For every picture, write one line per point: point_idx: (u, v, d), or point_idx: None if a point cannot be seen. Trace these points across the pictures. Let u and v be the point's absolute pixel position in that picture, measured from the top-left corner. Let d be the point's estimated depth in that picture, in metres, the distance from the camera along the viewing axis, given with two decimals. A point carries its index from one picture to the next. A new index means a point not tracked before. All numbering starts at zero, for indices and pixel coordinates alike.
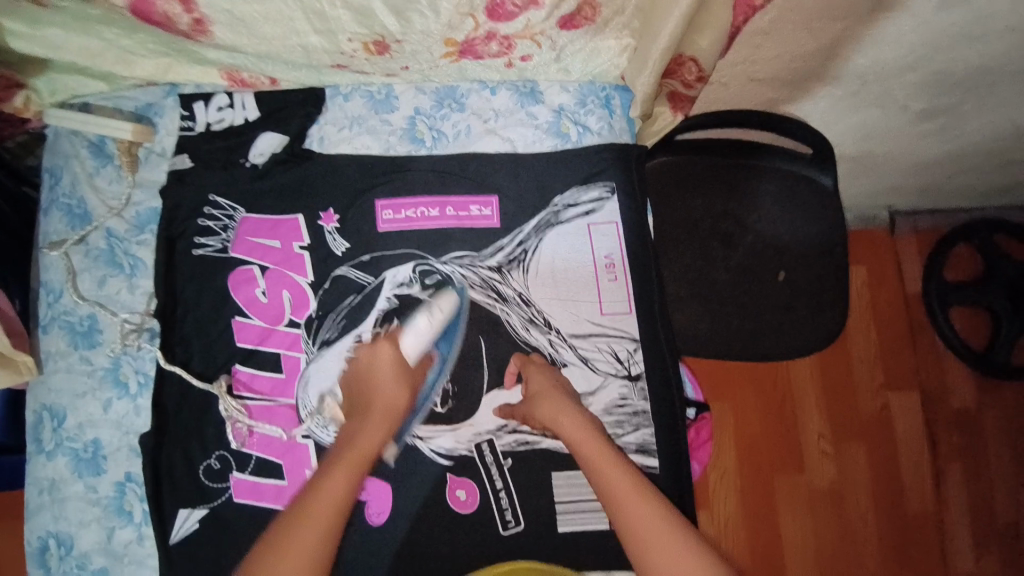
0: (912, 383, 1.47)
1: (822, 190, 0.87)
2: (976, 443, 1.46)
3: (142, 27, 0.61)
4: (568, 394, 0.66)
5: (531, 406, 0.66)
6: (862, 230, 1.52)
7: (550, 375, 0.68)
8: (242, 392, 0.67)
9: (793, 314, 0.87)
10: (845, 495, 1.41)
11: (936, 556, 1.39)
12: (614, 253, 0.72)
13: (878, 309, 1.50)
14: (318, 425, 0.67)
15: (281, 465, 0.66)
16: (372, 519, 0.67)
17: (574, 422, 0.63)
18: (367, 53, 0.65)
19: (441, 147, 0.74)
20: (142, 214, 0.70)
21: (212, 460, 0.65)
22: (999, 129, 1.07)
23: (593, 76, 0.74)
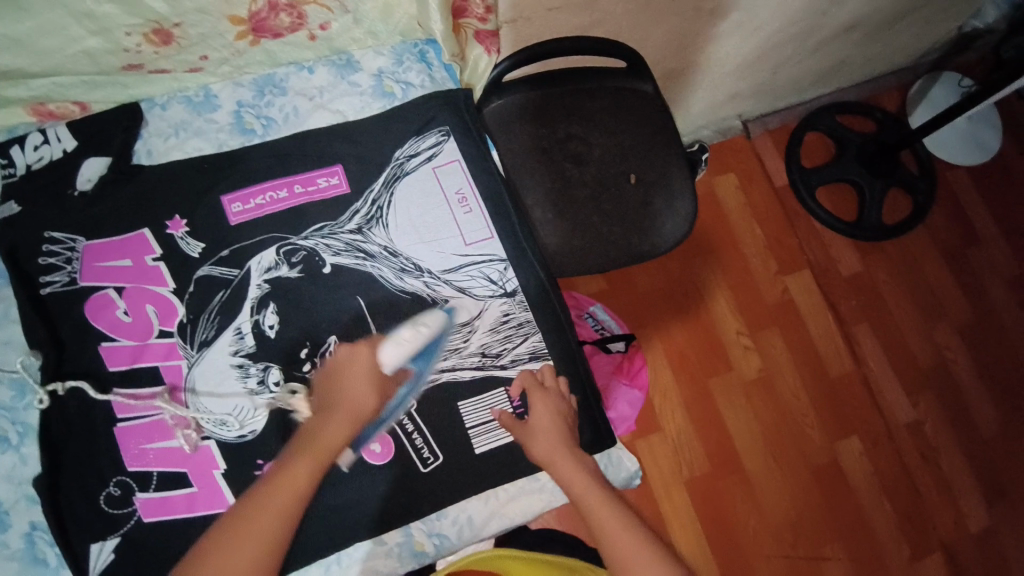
0: (802, 261, 1.61)
1: (646, 96, 0.97)
2: (871, 299, 1.61)
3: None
4: (567, 432, 0.67)
5: (531, 441, 0.65)
6: (722, 141, 1.65)
7: (553, 404, 0.68)
8: (125, 412, 0.65)
9: (653, 209, 0.94)
10: (776, 377, 1.51)
11: (867, 407, 1.52)
12: (463, 187, 0.77)
13: (755, 205, 1.63)
14: (219, 426, 0.66)
15: (187, 473, 0.64)
16: None
17: (573, 462, 0.64)
18: (155, 43, 0.68)
19: (274, 132, 0.75)
20: None
21: (113, 487, 0.63)
22: (787, 14, 1.21)
23: (401, 35, 0.80)
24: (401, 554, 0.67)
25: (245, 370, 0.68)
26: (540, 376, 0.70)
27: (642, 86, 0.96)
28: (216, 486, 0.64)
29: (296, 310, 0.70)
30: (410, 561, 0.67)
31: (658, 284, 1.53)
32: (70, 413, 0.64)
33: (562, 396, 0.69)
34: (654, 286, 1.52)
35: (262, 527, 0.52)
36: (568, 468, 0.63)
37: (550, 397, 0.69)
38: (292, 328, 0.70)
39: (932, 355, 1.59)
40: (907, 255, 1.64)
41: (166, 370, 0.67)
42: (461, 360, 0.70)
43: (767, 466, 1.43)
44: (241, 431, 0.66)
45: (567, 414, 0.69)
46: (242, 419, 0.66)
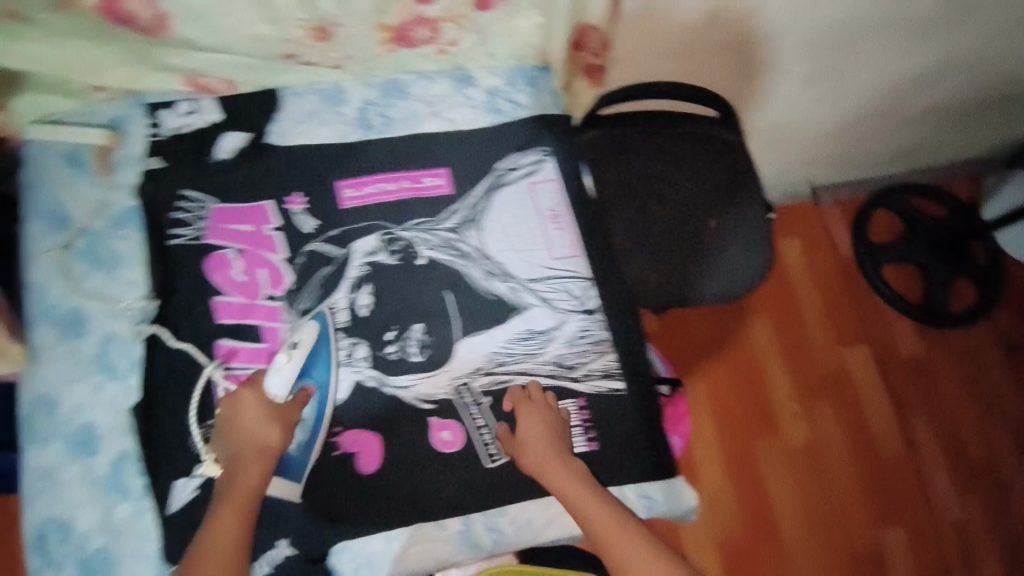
0: (862, 336, 1.57)
1: (732, 145, 1.00)
2: (932, 387, 1.55)
3: (108, 31, 0.70)
4: (558, 438, 0.69)
5: (521, 453, 0.68)
6: (790, 204, 1.66)
7: (539, 413, 0.70)
8: (225, 361, 0.71)
9: (730, 255, 0.96)
10: (823, 451, 1.45)
11: (918, 499, 1.44)
12: (557, 205, 0.81)
13: (819, 273, 1.61)
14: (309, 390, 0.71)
15: None
16: (362, 469, 0.69)
17: (567, 473, 0.67)
18: (313, 39, 0.77)
19: (392, 131, 0.82)
20: (119, 212, 0.74)
21: (205, 430, 0.68)
22: (875, 89, 1.24)
23: (518, 60, 0.86)
24: (459, 542, 0.67)
25: (336, 342, 0.73)
26: (528, 389, 0.72)
27: (724, 135, 1.00)
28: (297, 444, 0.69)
29: (389, 294, 0.75)
30: (466, 552, 0.67)
31: (712, 335, 1.52)
32: (177, 354, 0.70)
33: (547, 406, 0.71)
34: (708, 337, 1.51)
35: (216, 557, 0.59)
36: (565, 476, 0.67)
37: (535, 407, 0.70)
38: (383, 310, 0.75)
39: (994, 456, 1.50)
40: (973, 347, 1.59)
41: (266, 330, 0.73)
42: (535, 366, 0.73)
43: (805, 542, 1.37)
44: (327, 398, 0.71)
45: (556, 420, 0.70)
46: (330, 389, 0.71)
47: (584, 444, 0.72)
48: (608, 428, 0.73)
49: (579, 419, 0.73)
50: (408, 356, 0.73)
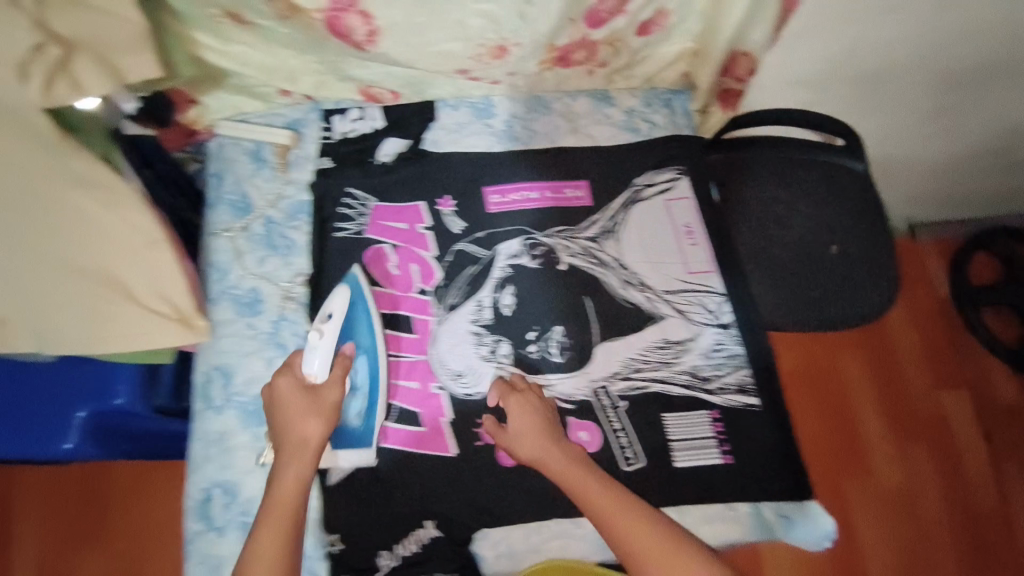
0: (961, 380, 1.50)
1: (856, 173, 1.00)
2: None
3: (320, 41, 0.67)
4: (552, 428, 0.68)
5: (516, 445, 0.68)
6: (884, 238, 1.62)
7: (528, 404, 0.70)
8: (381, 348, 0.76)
9: (853, 281, 0.97)
10: (915, 497, 1.38)
11: (1018, 557, 1.35)
12: (691, 222, 0.83)
13: (916, 310, 1.56)
14: (454, 381, 0.75)
15: (420, 413, 0.74)
16: (503, 460, 0.72)
17: (562, 458, 0.66)
18: (490, 57, 0.72)
19: (536, 143, 0.87)
20: (294, 205, 0.81)
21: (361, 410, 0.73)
22: (1000, 127, 1.21)
23: (654, 85, 0.90)
24: (594, 540, 0.70)
25: (481, 338, 0.77)
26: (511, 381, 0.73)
27: (852, 164, 0.99)
28: (443, 430, 0.73)
29: (531, 296, 0.79)
30: (601, 551, 0.70)
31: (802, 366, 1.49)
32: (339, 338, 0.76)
33: (532, 392, 0.71)
34: (797, 367, 1.48)
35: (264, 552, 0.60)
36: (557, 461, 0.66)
37: (524, 398, 0.70)
38: (524, 310, 0.79)
39: None
40: None
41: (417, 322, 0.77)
42: (672, 376, 0.75)
43: None
44: (470, 390, 0.74)
45: (546, 408, 0.70)
46: (474, 381, 0.75)
47: (721, 457, 0.72)
48: (743, 442, 0.73)
49: (714, 431, 0.73)
50: (548, 356, 0.76)
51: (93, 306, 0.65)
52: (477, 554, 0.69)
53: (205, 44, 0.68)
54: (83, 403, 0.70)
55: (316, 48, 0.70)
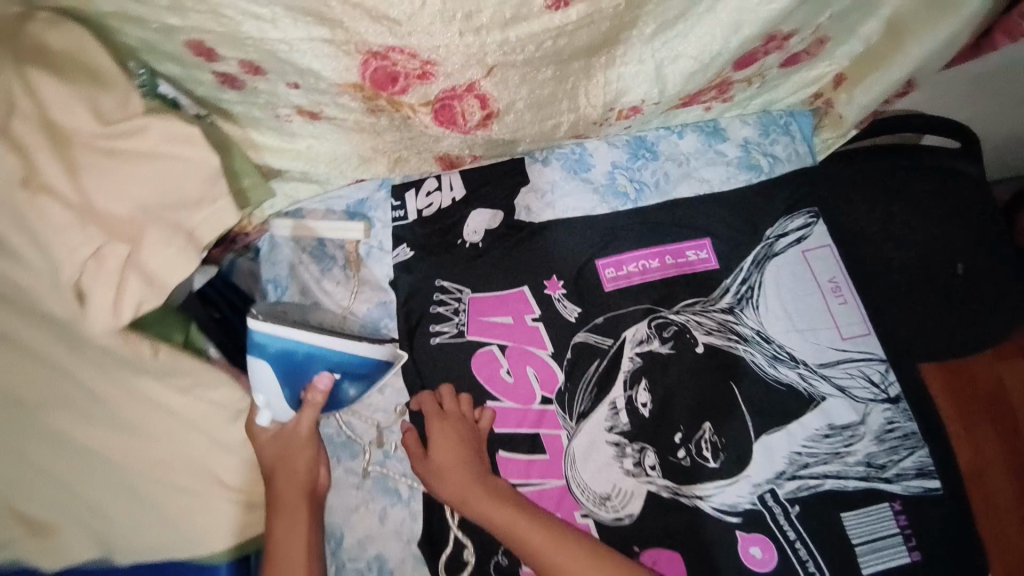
0: None
1: (974, 179, 0.90)
2: None
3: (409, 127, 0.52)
4: (474, 457, 0.62)
5: (437, 480, 0.61)
6: None
7: (451, 431, 0.63)
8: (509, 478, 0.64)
9: (982, 301, 0.89)
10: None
11: None
12: (836, 275, 0.72)
13: None
14: (599, 506, 0.64)
15: None
16: None
17: (487, 493, 0.59)
18: (618, 119, 0.57)
19: (646, 199, 0.73)
20: (374, 309, 0.68)
21: (500, 556, 0.61)
22: None
23: (770, 107, 0.76)
24: None
25: (622, 449, 0.65)
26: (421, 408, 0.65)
27: (968, 169, 0.90)
28: None
29: (670, 389, 0.67)
30: None
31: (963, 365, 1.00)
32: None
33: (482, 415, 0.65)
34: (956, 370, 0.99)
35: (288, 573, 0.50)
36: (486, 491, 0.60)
37: (446, 424, 0.63)
38: (664, 408, 0.67)
39: None
40: None
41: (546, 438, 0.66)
42: (846, 468, 0.65)
43: None
44: (620, 513, 0.64)
45: (471, 435, 0.63)
46: (622, 503, 0.64)
47: (910, 557, 0.64)
48: (929, 534, 0.65)
49: (898, 525, 0.65)
50: (702, 461, 0.65)
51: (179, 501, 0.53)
52: None
53: (263, 146, 0.56)
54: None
55: (400, 129, 0.56)
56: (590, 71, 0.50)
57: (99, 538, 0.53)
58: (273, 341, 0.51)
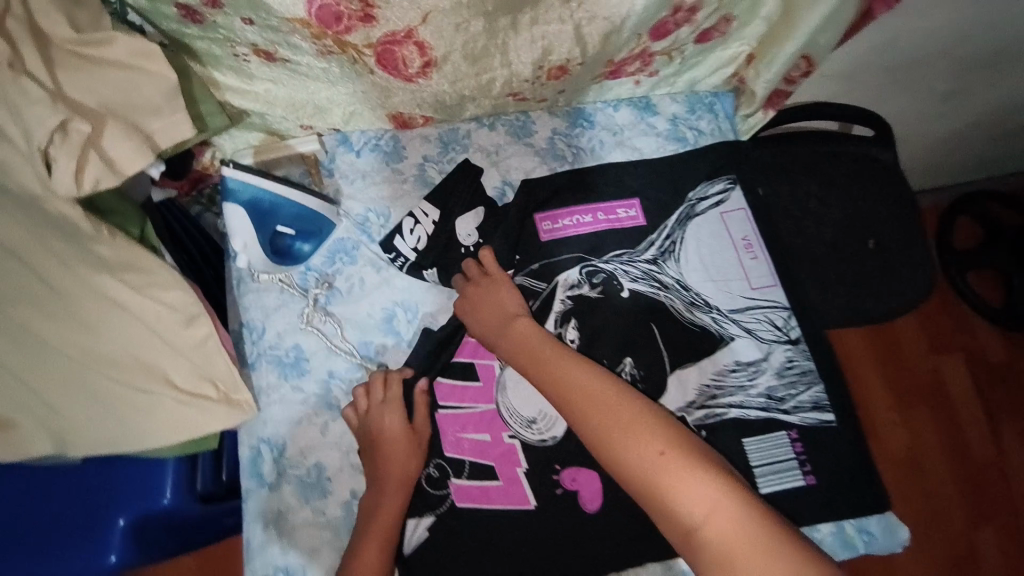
0: (896, 348, 1.64)
1: (886, 164, 1.00)
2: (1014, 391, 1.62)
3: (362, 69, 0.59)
4: (501, 308, 0.70)
5: (471, 318, 0.70)
6: None
7: (480, 286, 0.71)
8: (444, 402, 0.70)
9: (891, 272, 0.98)
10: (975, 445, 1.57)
11: (1006, 494, 1.53)
12: (748, 233, 0.81)
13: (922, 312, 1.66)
14: (524, 428, 0.70)
15: (494, 467, 0.69)
16: (586, 507, 0.68)
17: (515, 337, 0.68)
18: (548, 77, 0.66)
19: (582, 162, 0.82)
20: (333, 245, 0.74)
21: (431, 468, 0.68)
22: (1003, 103, 1.21)
23: (696, 87, 0.85)
24: None
25: None
26: (465, 271, 0.73)
27: (881, 154, 1.00)
28: (521, 483, 0.68)
29: (597, 329, 0.74)
30: None
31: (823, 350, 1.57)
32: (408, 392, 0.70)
33: (498, 270, 0.72)
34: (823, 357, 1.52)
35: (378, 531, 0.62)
36: (512, 338, 0.68)
37: (476, 281, 0.72)
38: (589, 345, 0.74)
39: None
40: None
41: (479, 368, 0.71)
42: (748, 400, 0.73)
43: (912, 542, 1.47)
44: (543, 435, 0.70)
45: (499, 291, 0.71)
46: (545, 426, 0.70)
47: (804, 479, 0.71)
48: (825, 460, 0.72)
49: (794, 452, 0.71)
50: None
51: (130, 399, 0.59)
52: None
53: (225, 85, 0.63)
54: (122, 509, 0.64)
55: (352, 78, 0.63)
56: (518, 29, 0.58)
57: (55, 435, 0.59)
58: (243, 186, 0.66)
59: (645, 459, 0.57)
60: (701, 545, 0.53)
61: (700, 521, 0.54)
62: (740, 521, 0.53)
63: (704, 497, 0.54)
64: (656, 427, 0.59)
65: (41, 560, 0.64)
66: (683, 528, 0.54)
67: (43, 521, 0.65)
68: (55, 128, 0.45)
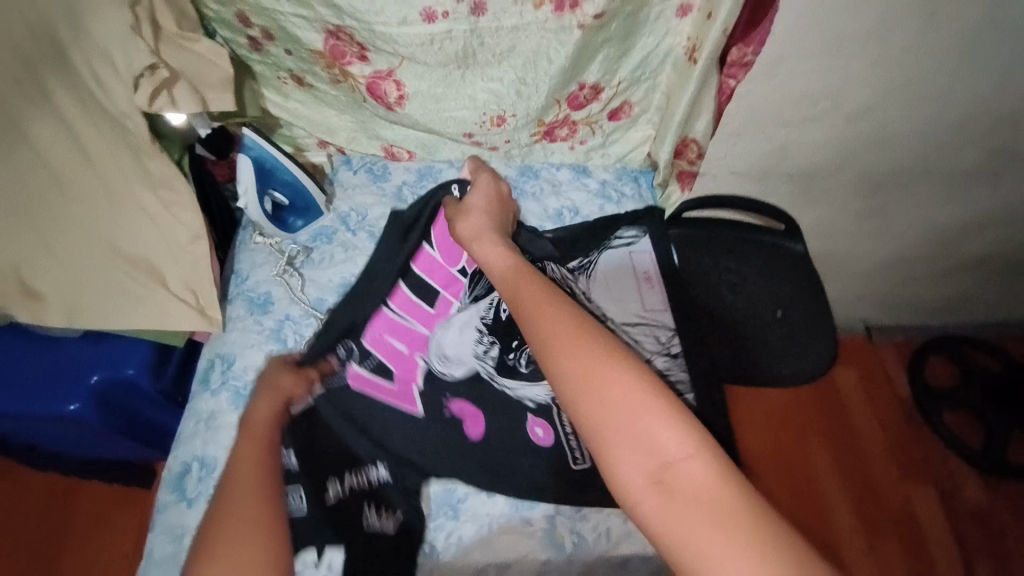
0: (870, 476, 1.55)
1: (796, 254, 1.14)
2: (993, 536, 1.52)
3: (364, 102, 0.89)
4: (498, 216, 0.81)
5: (466, 212, 0.78)
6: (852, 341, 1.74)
7: (488, 189, 0.83)
8: (393, 304, 0.82)
9: (793, 339, 1.15)
10: None
11: None
12: (649, 269, 0.97)
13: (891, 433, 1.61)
14: (438, 360, 0.82)
15: (394, 371, 0.80)
16: (465, 433, 0.79)
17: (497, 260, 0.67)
18: (492, 124, 0.92)
19: (524, 202, 0.98)
20: (315, 229, 0.94)
21: (341, 349, 0.79)
22: (926, 233, 1.36)
23: (625, 162, 1.05)
24: (541, 538, 0.75)
25: (481, 334, 0.83)
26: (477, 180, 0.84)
27: (794, 245, 1.14)
28: (412, 394, 0.80)
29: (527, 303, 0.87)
30: (549, 550, 0.74)
31: (778, 465, 1.54)
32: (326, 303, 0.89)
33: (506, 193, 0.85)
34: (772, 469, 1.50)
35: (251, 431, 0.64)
36: (497, 271, 0.67)
37: (485, 184, 0.83)
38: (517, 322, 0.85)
39: None
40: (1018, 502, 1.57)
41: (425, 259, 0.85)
42: None
43: None
44: (444, 372, 0.81)
45: (502, 203, 0.84)
46: (452, 365, 0.82)
47: None
48: None
49: None
50: (519, 365, 0.82)
51: (134, 290, 0.78)
52: (429, 548, 0.74)
53: (270, 100, 0.92)
54: (98, 370, 0.81)
55: (355, 106, 0.91)
56: (465, 81, 0.85)
57: (68, 310, 0.77)
58: (258, 148, 0.86)
59: (620, 388, 0.50)
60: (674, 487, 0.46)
61: (674, 473, 0.47)
62: (718, 480, 0.46)
63: (684, 437, 0.48)
64: (640, 369, 0.51)
65: (19, 398, 0.79)
66: (653, 473, 0.47)
67: (32, 368, 0.81)
68: (146, 67, 0.69)
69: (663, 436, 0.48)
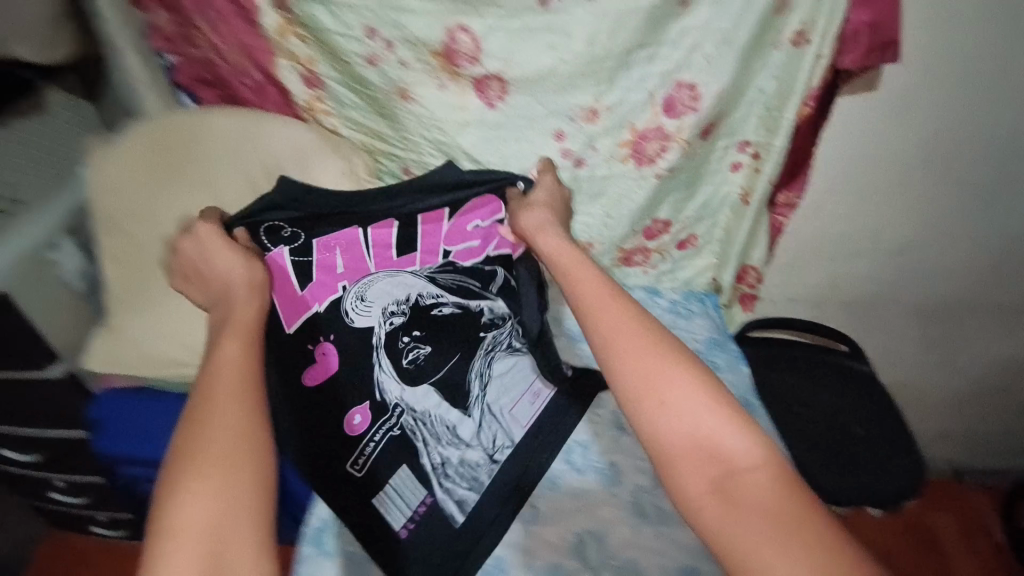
0: None
1: (863, 374, 1.22)
2: None
3: None
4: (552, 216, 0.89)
5: (527, 212, 0.87)
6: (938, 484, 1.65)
7: (552, 194, 0.92)
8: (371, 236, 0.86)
9: (878, 457, 1.14)
10: None
11: None
12: (541, 390, 0.94)
13: None
14: (350, 293, 0.83)
15: (309, 270, 0.81)
16: (304, 377, 0.78)
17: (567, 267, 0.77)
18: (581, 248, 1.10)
19: None
20: None
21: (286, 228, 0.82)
22: (997, 365, 1.38)
23: (691, 286, 1.21)
24: None
25: (399, 305, 0.84)
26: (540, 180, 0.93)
27: (858, 365, 1.22)
28: (291, 304, 0.80)
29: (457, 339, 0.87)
30: None
31: None
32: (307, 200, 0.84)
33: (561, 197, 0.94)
34: None
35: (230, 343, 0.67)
36: (560, 270, 0.78)
37: (549, 190, 0.92)
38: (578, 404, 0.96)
39: None
40: None
41: (434, 212, 0.90)
42: None
43: None
44: (345, 311, 0.82)
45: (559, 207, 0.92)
46: (347, 307, 0.82)
47: None
48: None
49: None
50: (403, 355, 0.83)
51: None
52: None
53: None
54: None
55: None
56: None
57: None
58: None
59: (685, 404, 0.62)
60: (727, 482, 0.59)
61: (728, 470, 0.59)
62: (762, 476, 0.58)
63: (740, 445, 0.60)
64: (703, 386, 0.63)
65: None
66: (712, 469, 0.59)
67: None
68: None
69: (722, 442, 0.61)
